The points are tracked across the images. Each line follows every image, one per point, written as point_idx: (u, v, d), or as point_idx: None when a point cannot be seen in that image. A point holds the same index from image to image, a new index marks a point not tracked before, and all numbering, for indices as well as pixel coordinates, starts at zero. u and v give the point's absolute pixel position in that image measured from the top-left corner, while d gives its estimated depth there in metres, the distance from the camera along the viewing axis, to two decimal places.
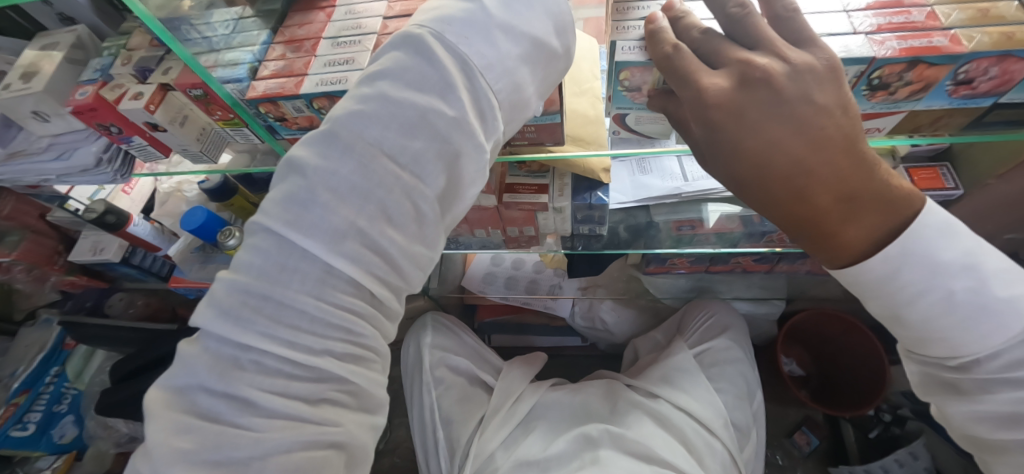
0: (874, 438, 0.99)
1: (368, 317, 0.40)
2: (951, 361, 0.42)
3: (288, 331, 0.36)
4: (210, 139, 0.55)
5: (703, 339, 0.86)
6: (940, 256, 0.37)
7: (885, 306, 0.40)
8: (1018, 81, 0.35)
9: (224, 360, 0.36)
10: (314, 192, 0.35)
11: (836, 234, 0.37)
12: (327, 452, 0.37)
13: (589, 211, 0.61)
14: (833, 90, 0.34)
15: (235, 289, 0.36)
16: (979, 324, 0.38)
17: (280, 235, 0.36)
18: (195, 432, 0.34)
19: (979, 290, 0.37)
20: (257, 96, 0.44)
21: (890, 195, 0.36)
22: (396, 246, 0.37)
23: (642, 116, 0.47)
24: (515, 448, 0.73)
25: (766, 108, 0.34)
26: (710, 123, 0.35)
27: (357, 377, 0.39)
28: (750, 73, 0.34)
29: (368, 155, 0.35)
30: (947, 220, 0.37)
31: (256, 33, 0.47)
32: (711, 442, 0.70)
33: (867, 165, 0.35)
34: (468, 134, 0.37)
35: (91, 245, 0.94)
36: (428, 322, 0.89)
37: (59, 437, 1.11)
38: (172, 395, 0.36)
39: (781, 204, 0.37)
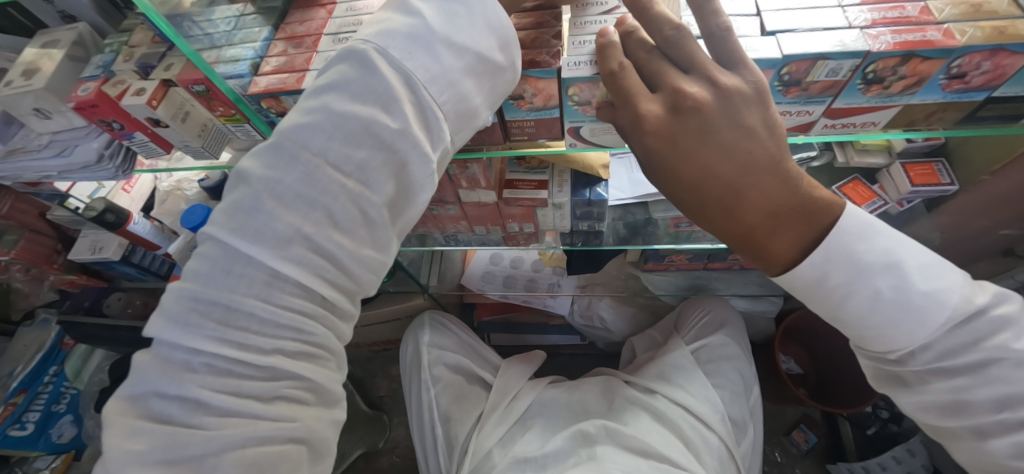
0: (872, 434, 1.00)
1: (320, 318, 0.40)
2: (891, 355, 0.43)
3: (237, 333, 0.36)
4: (211, 135, 0.55)
5: (700, 335, 0.86)
6: (862, 258, 0.38)
7: (824, 308, 0.42)
8: (1011, 75, 0.35)
9: (175, 364, 0.36)
10: (259, 201, 0.35)
11: (768, 247, 0.39)
12: (287, 446, 0.38)
13: (587, 208, 0.61)
14: (757, 113, 0.36)
15: (183, 296, 0.36)
16: (907, 321, 0.39)
17: (225, 244, 0.36)
18: (147, 434, 0.34)
19: (903, 288, 0.38)
20: (258, 91, 0.44)
21: (816, 208, 0.38)
22: (344, 251, 0.38)
23: (596, 129, 0.46)
24: (512, 445, 0.73)
25: (695, 133, 0.36)
26: (646, 148, 0.37)
27: (311, 373, 0.40)
28: (681, 100, 0.35)
29: (312, 165, 0.36)
30: (869, 222, 0.39)
31: (258, 30, 0.47)
32: (708, 437, 0.70)
33: (792, 181, 0.38)
34: (414, 143, 0.37)
35: (90, 244, 0.95)
36: (426, 321, 0.90)
37: (58, 437, 1.11)
38: (129, 402, 0.36)
39: (715, 220, 0.39)
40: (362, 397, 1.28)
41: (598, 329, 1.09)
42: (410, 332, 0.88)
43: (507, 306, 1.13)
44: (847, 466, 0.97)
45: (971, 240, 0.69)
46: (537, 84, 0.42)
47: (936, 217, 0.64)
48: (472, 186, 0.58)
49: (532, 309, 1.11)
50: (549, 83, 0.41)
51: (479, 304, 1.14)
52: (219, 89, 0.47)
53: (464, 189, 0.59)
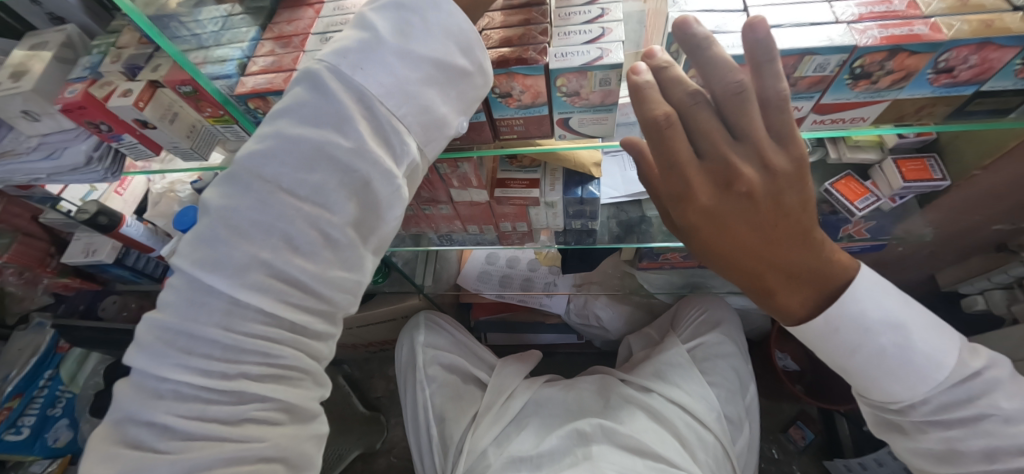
0: (868, 430, 1.00)
1: (290, 342, 0.40)
2: (893, 406, 0.46)
3: (200, 360, 0.37)
4: (200, 136, 0.55)
5: (696, 334, 0.86)
6: (868, 316, 0.42)
7: (829, 356, 0.46)
8: (998, 69, 0.35)
9: (146, 391, 0.38)
10: (217, 230, 0.36)
11: (783, 305, 0.44)
12: (257, 467, 0.38)
13: (580, 206, 0.61)
14: (794, 190, 0.39)
15: (153, 326, 0.38)
16: (905, 374, 0.43)
17: (189, 273, 0.37)
18: (116, 460, 0.35)
19: (904, 344, 0.42)
20: (246, 91, 0.44)
21: (832, 275, 0.43)
22: (306, 273, 0.38)
23: (585, 119, 0.45)
24: (508, 445, 0.72)
25: (734, 205, 0.40)
26: (686, 215, 0.41)
27: (278, 394, 0.39)
28: (728, 178, 0.38)
29: (265, 193, 0.36)
30: (874, 285, 0.43)
31: (245, 30, 0.47)
32: (704, 435, 0.70)
33: (815, 250, 0.41)
34: (373, 161, 0.37)
35: (83, 247, 0.94)
36: (421, 321, 0.90)
37: (53, 441, 1.09)
38: (110, 428, 0.38)
39: (738, 278, 0.44)
40: (359, 397, 1.28)
41: (594, 328, 1.08)
42: (407, 334, 0.88)
43: (504, 305, 1.12)
44: (844, 463, 0.98)
45: (965, 236, 0.69)
46: (525, 81, 0.41)
47: (929, 213, 0.64)
48: (464, 186, 0.58)
49: (529, 308, 1.11)
50: (537, 79, 0.41)
51: (476, 304, 1.14)
52: (205, 90, 0.46)
53: (456, 188, 0.59)
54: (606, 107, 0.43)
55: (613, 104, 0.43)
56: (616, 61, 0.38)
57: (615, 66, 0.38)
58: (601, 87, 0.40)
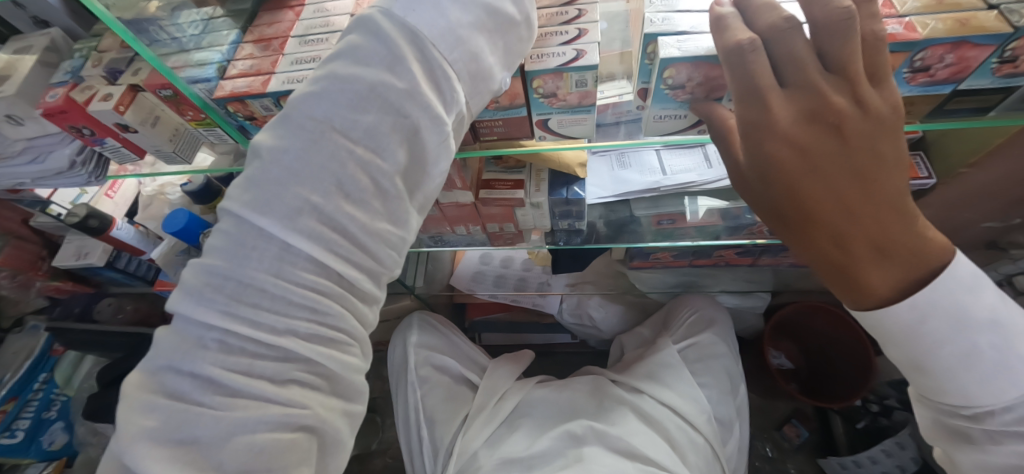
0: (861, 428, 0.99)
1: (337, 297, 0.40)
2: (966, 410, 0.41)
3: (247, 310, 0.37)
4: (184, 139, 0.55)
5: (688, 334, 0.86)
6: (971, 310, 0.37)
7: (906, 352, 0.40)
8: (977, 67, 0.35)
9: (190, 340, 0.37)
10: (270, 171, 0.36)
11: (866, 282, 0.37)
12: (296, 434, 0.39)
13: (566, 206, 0.61)
14: (891, 138, 0.35)
15: (200, 270, 0.37)
16: (996, 378, 0.38)
17: (239, 216, 0.37)
18: (161, 412, 0.35)
19: (999, 345, 0.38)
20: (224, 95, 0.43)
21: (926, 253, 0.37)
22: (355, 222, 0.38)
23: (564, 120, 0.45)
24: (500, 445, 0.72)
25: (823, 143, 0.35)
26: (768, 151, 0.36)
27: (327, 360, 0.40)
28: (819, 106, 0.34)
29: (319, 133, 0.36)
30: (975, 273, 0.38)
31: (225, 32, 0.47)
32: (694, 437, 0.70)
33: (911, 218, 0.36)
34: (423, 107, 0.37)
35: (74, 250, 0.94)
36: (414, 322, 0.89)
37: (48, 444, 1.11)
38: (147, 376, 0.37)
39: (820, 242, 0.37)
40: None
41: (587, 327, 1.08)
42: (399, 334, 0.87)
43: (497, 305, 1.12)
44: (838, 461, 0.97)
45: (955, 234, 0.69)
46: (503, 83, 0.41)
47: (918, 211, 0.64)
48: (449, 187, 0.58)
49: (522, 308, 1.10)
50: (517, 81, 0.41)
51: (470, 305, 1.14)
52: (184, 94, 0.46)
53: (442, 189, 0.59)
54: (585, 107, 0.43)
55: (591, 105, 0.43)
56: (590, 63, 0.38)
57: (589, 68, 0.38)
58: (578, 88, 0.41)
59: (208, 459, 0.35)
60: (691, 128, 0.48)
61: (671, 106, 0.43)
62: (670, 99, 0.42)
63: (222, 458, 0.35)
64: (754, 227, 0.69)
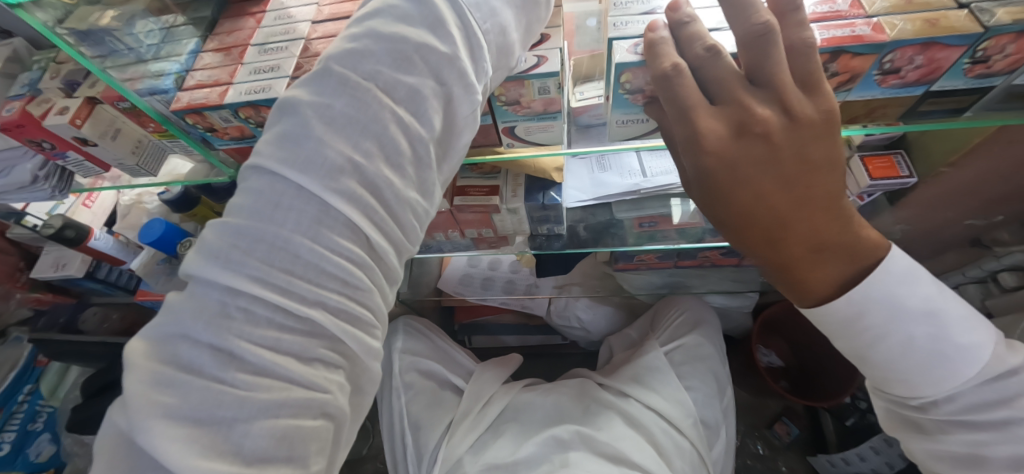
0: (850, 425, 0.98)
1: (369, 271, 0.36)
2: (913, 401, 0.43)
3: (281, 276, 0.32)
4: (148, 152, 0.53)
5: (674, 336, 0.85)
6: (906, 302, 0.38)
7: (852, 347, 0.42)
8: (948, 68, 0.34)
9: (210, 307, 0.32)
10: (308, 126, 0.33)
11: (805, 282, 0.39)
12: (318, 422, 0.34)
13: (544, 212, 0.60)
14: (823, 145, 0.35)
15: (225, 231, 0.32)
16: (938, 369, 0.39)
17: (275, 174, 0.33)
18: (178, 387, 0.30)
19: (938, 336, 0.39)
20: (181, 107, 0.42)
21: (862, 249, 0.38)
22: (394, 189, 0.35)
23: (530, 127, 0.45)
24: (485, 451, 0.70)
25: (755, 159, 0.35)
26: (701, 167, 0.35)
27: (352, 341, 0.36)
28: (748, 123, 0.34)
29: (362, 89, 0.33)
30: (913, 267, 0.39)
31: (184, 42, 0.46)
32: (680, 441, 0.70)
33: (843, 219, 0.37)
34: (461, 72, 0.35)
35: (53, 261, 0.93)
36: (400, 327, 0.89)
37: (36, 455, 1.08)
38: (156, 346, 0.32)
39: (761, 251, 0.38)
40: None
41: (575, 329, 1.07)
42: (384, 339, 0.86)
43: (485, 308, 1.12)
44: (827, 458, 0.98)
45: (939, 231, 0.69)
46: None
47: (899, 210, 0.63)
48: None
49: (512, 310, 1.10)
50: None
51: (458, 308, 1.13)
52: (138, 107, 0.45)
53: None
54: (551, 114, 0.43)
55: (557, 112, 0.42)
56: (552, 70, 0.38)
57: (551, 74, 0.38)
58: (541, 95, 0.40)
59: (230, 442, 0.30)
60: (652, 132, 0.47)
61: (633, 110, 0.43)
62: (629, 105, 0.42)
63: (245, 441, 0.31)
64: None
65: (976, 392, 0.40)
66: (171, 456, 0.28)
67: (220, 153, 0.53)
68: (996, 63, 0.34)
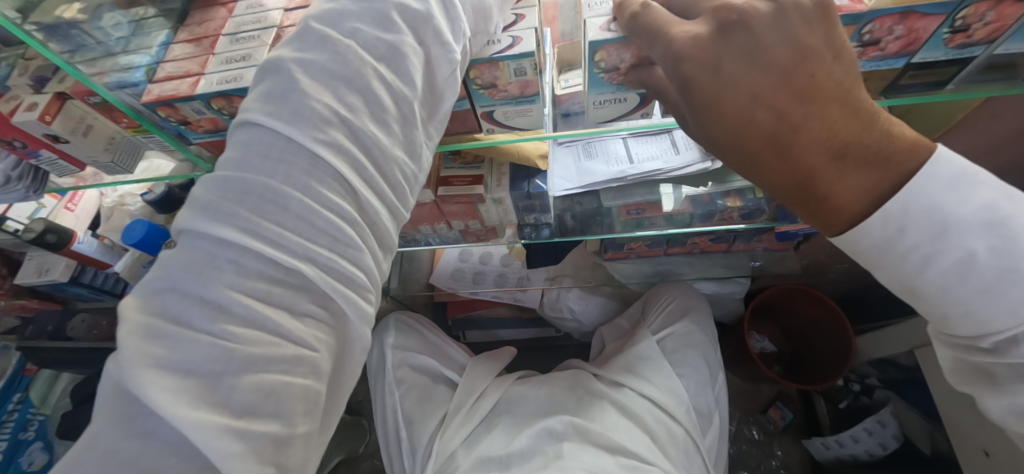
0: (843, 408, 1.01)
1: (359, 229, 0.35)
2: (985, 341, 0.38)
3: (271, 229, 0.32)
4: (122, 149, 0.52)
5: (664, 324, 0.85)
6: (955, 212, 0.34)
7: (896, 277, 0.38)
8: (926, 40, 0.35)
9: (200, 259, 0.32)
10: (291, 80, 0.33)
11: (832, 195, 0.36)
12: (309, 381, 0.34)
13: (529, 201, 0.59)
14: (819, 33, 0.33)
15: (215, 184, 0.32)
16: (1007, 292, 0.35)
17: (260, 127, 0.33)
18: (169, 339, 0.30)
19: (1005, 251, 0.34)
20: (151, 99, 0.41)
21: (893, 151, 0.34)
22: (377, 143, 0.34)
23: (508, 111, 0.44)
24: (477, 445, 0.70)
25: (741, 57, 0.34)
26: (684, 77, 0.34)
27: (346, 302, 0.35)
28: (727, 17, 0.34)
29: (342, 45, 0.33)
30: (964, 169, 0.34)
31: (154, 33, 0.44)
32: (674, 430, 0.70)
33: (862, 116, 0.34)
34: (434, 31, 0.35)
35: (36, 267, 0.90)
36: (391, 323, 0.87)
37: (28, 465, 1.03)
38: (146, 298, 0.31)
39: (769, 163, 0.36)
40: None
41: (568, 320, 1.07)
42: (376, 335, 0.85)
43: (478, 303, 1.11)
44: (822, 441, 0.98)
45: None
46: None
47: None
48: None
49: (505, 303, 1.09)
50: None
51: (450, 303, 1.12)
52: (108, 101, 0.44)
53: None
54: (528, 98, 0.42)
55: (535, 95, 0.42)
56: (526, 49, 0.37)
57: (525, 54, 0.37)
58: (517, 78, 0.40)
59: (217, 394, 0.30)
60: (630, 114, 0.47)
61: (607, 90, 0.43)
62: (604, 84, 0.42)
63: (232, 394, 0.30)
64: (725, 212, 0.69)
65: None
66: (160, 403, 0.28)
67: (196, 148, 0.53)
68: (975, 32, 0.34)
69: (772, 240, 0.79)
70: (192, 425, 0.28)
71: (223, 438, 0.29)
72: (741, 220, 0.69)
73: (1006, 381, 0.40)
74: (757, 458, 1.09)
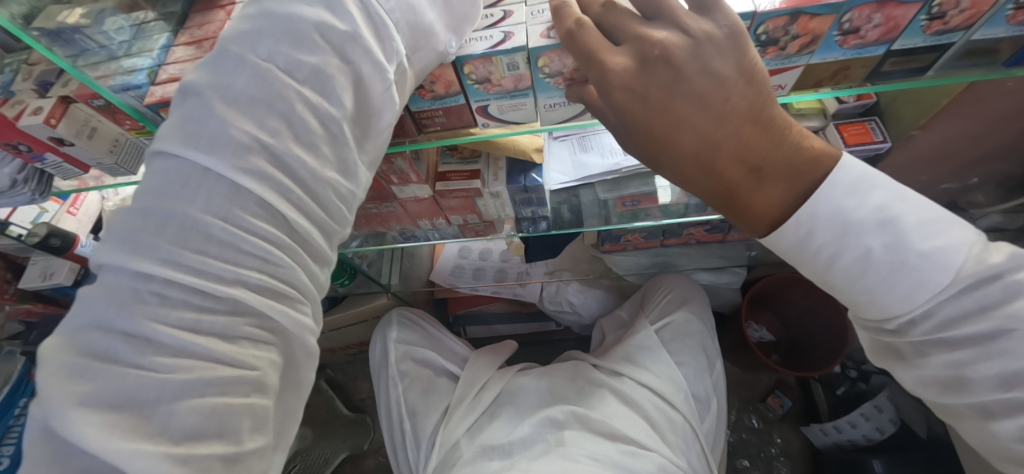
0: (841, 395, 1.01)
1: (289, 250, 0.37)
2: (890, 325, 0.41)
3: (194, 257, 0.33)
4: (126, 150, 0.53)
5: (664, 313, 0.86)
6: (853, 215, 0.37)
7: (813, 271, 0.41)
8: (904, 27, 0.36)
9: (123, 294, 0.33)
10: (209, 107, 0.34)
11: (754, 204, 0.39)
12: (251, 398, 0.35)
13: (526, 194, 0.61)
14: (733, 59, 0.36)
15: (132, 216, 0.34)
16: (902, 282, 0.38)
17: (177, 158, 0.34)
18: (95, 376, 0.31)
19: (897, 246, 0.37)
20: (155, 101, 0.43)
21: (804, 161, 0.38)
22: (306, 168, 0.36)
23: (503, 106, 0.45)
24: (481, 434, 0.71)
25: (665, 86, 0.36)
26: (616, 106, 0.37)
27: (280, 316, 0.37)
28: (649, 50, 0.36)
29: (262, 68, 0.35)
30: (863, 174, 0.37)
31: (156, 37, 0.45)
32: (673, 416, 0.71)
33: (773, 133, 0.38)
34: (365, 50, 0.37)
35: (40, 271, 0.90)
36: (393, 318, 0.88)
37: None
38: (71, 336, 0.33)
39: (698, 180, 0.39)
40: (343, 400, 1.27)
41: (568, 314, 1.09)
42: (379, 330, 0.86)
43: (478, 298, 1.12)
44: (819, 427, 0.99)
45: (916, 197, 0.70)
46: (434, 72, 0.41)
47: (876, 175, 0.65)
48: (404, 182, 0.57)
49: (505, 299, 1.11)
50: (445, 69, 0.41)
51: (451, 299, 1.13)
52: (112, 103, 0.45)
53: (397, 185, 0.58)
54: (521, 92, 0.43)
55: (528, 89, 0.43)
56: (518, 44, 0.38)
57: (516, 50, 0.38)
58: (511, 72, 0.41)
59: (154, 422, 0.31)
60: (583, 114, 0.47)
61: (556, 94, 0.43)
62: (551, 89, 0.43)
63: (172, 418, 0.31)
64: None
65: (951, 305, 0.38)
66: (89, 438, 0.29)
67: None
68: (952, 19, 0.35)
69: None
70: (129, 456, 0.29)
71: (164, 462, 0.30)
72: None
73: (910, 357, 0.43)
74: (757, 446, 1.10)
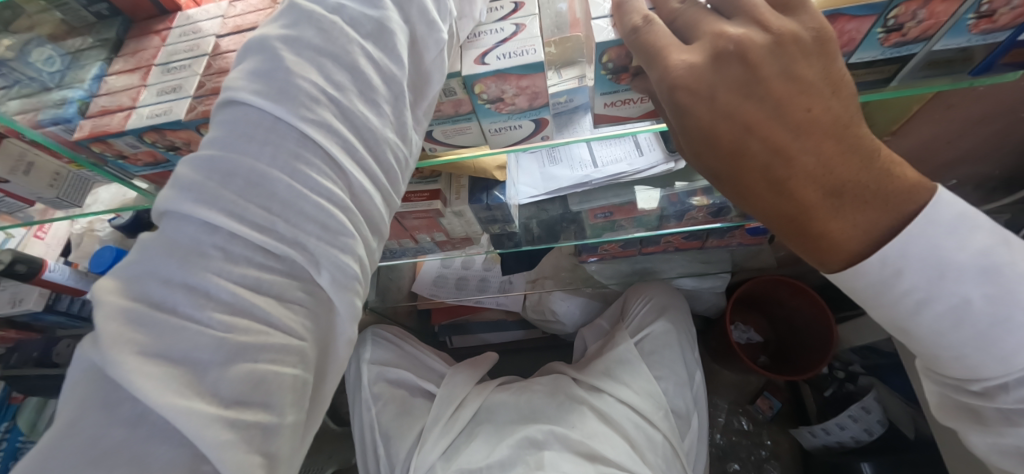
0: (829, 396, 1.00)
1: (351, 215, 0.33)
2: (974, 385, 0.40)
3: (258, 213, 0.30)
4: (69, 183, 0.51)
5: (643, 325, 0.84)
6: (954, 257, 0.35)
7: (892, 317, 0.40)
8: (945, 24, 0.34)
9: (182, 246, 0.29)
10: (275, 59, 0.31)
11: (831, 234, 0.36)
12: (295, 372, 0.31)
13: (490, 212, 0.58)
14: (815, 66, 0.34)
15: (200, 163, 0.30)
16: (1000, 342, 0.36)
17: (246, 106, 0.31)
18: (153, 326, 0.28)
19: (1001, 298, 0.35)
20: (82, 136, 0.40)
21: (891, 189, 0.35)
22: (368, 123, 0.32)
23: (447, 130, 0.44)
24: (457, 457, 0.70)
25: (739, 88, 0.34)
26: (678, 106, 0.34)
27: (337, 294, 0.32)
28: (726, 46, 0.33)
29: (327, 22, 0.32)
30: (963, 212, 0.35)
31: (89, 66, 0.43)
32: (653, 435, 0.70)
33: (857, 155, 0.35)
34: (421, 10, 0.34)
35: (6, 295, 0.78)
36: (368, 337, 0.87)
37: None
38: (127, 282, 0.29)
39: (760, 193, 0.37)
40: (329, 414, 1.24)
41: (553, 323, 1.07)
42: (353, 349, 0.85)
43: (462, 308, 1.11)
44: (808, 429, 0.99)
45: None
46: None
47: None
48: None
49: (489, 309, 1.09)
50: None
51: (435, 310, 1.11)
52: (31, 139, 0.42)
53: None
54: (463, 116, 0.42)
55: (469, 113, 0.41)
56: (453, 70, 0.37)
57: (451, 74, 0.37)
58: (448, 98, 0.39)
59: (204, 384, 0.28)
60: (535, 134, 0.45)
61: (499, 119, 0.42)
62: (495, 114, 0.41)
63: (220, 384, 0.28)
64: (694, 212, 0.69)
65: None
66: (147, 391, 0.26)
67: (138, 181, 0.51)
68: (910, 30, 0.35)
69: (745, 235, 0.79)
70: (183, 414, 0.26)
71: (215, 427, 0.27)
72: (711, 218, 0.70)
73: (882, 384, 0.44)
74: (746, 448, 1.09)
